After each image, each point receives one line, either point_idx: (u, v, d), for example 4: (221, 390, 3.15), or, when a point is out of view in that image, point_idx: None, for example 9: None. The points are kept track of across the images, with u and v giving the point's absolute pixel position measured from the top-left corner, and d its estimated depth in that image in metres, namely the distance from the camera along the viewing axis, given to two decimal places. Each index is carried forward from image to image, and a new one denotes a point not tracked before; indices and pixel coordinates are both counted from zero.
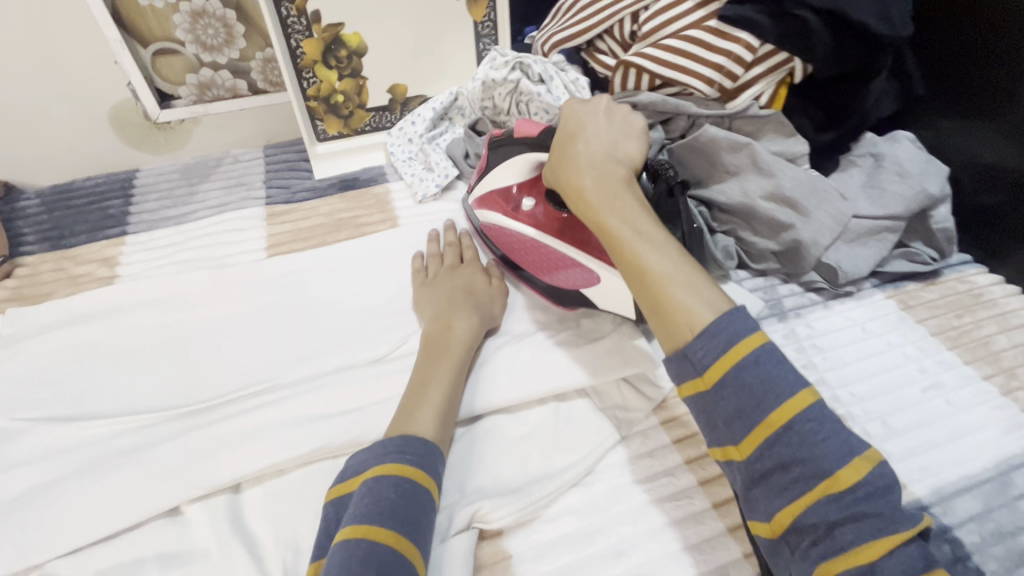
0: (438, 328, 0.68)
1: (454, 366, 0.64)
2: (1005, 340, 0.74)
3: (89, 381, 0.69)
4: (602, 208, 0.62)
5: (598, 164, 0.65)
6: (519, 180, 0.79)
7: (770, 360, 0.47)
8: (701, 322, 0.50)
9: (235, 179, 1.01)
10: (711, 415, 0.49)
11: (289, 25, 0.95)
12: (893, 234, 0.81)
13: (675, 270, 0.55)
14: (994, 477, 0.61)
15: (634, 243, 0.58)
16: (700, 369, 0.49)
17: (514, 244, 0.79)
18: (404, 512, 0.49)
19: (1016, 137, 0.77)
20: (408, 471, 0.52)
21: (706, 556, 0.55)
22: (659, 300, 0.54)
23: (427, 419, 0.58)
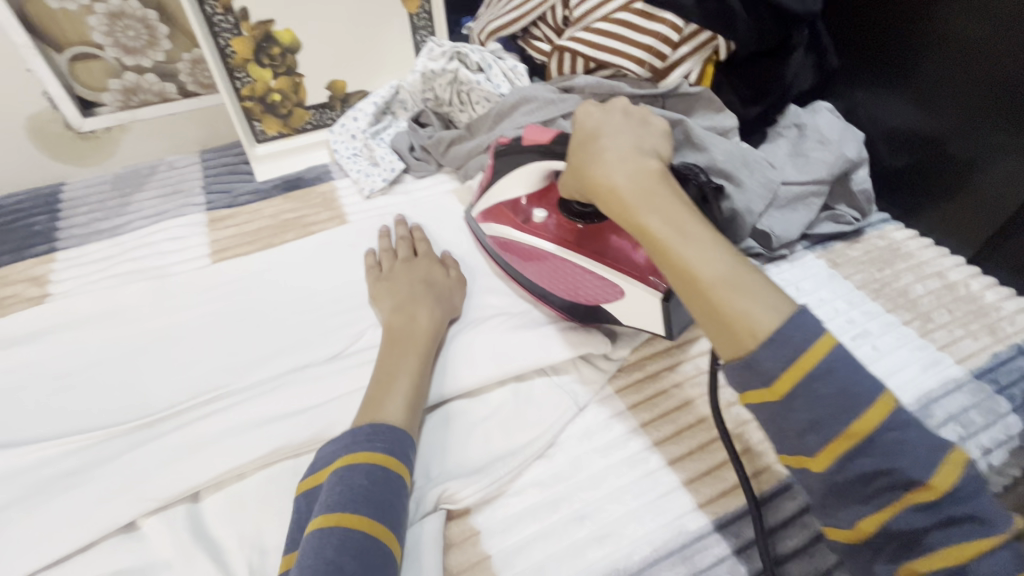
0: (402, 321, 0.67)
1: (420, 356, 0.64)
2: (921, 288, 0.81)
3: (26, 405, 0.66)
4: (637, 207, 0.51)
5: (626, 155, 0.55)
6: (527, 192, 0.73)
7: (838, 366, 0.41)
8: (770, 332, 0.43)
9: (171, 187, 0.97)
10: (781, 423, 0.43)
11: (215, 23, 0.91)
12: (818, 198, 0.87)
13: (733, 273, 0.46)
14: (916, 411, 0.67)
15: (678, 247, 0.48)
16: (768, 382, 0.43)
17: (529, 261, 0.73)
18: (378, 498, 0.49)
19: (923, 102, 0.84)
20: (379, 457, 0.52)
21: (665, 511, 0.58)
22: (719, 313, 0.45)
23: (395, 408, 0.58)
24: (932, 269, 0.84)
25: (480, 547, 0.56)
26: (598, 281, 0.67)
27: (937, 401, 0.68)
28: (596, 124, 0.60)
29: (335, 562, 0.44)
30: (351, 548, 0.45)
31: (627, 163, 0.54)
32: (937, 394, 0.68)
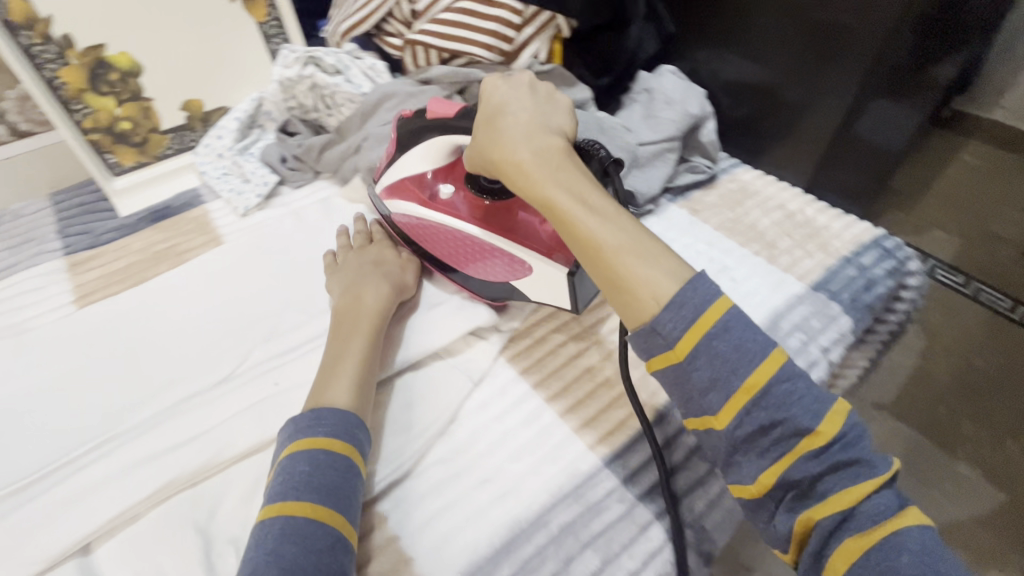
0: (346, 300, 0.68)
1: (364, 335, 0.64)
2: (767, 220, 0.91)
3: None
4: (546, 182, 0.53)
5: (535, 135, 0.57)
6: (434, 167, 0.72)
7: (729, 321, 0.46)
8: (671, 297, 0.46)
9: (21, 237, 0.90)
10: (654, 349, 0.48)
11: (35, 54, 0.83)
12: (673, 153, 0.94)
13: (632, 242, 0.49)
14: (768, 327, 0.76)
15: (585, 219, 0.51)
16: (671, 343, 0.46)
17: (437, 240, 0.74)
18: (321, 483, 0.50)
19: (751, 56, 0.93)
20: (321, 442, 0.52)
21: (561, 459, 0.62)
22: (623, 286, 0.49)
23: (343, 388, 0.58)
24: (776, 202, 0.94)
25: (389, 531, 0.58)
26: (507, 257, 0.68)
27: (784, 316, 0.77)
28: (503, 103, 0.60)
29: (275, 551, 0.45)
30: (292, 536, 0.46)
31: (534, 142, 0.55)
32: (785, 310, 0.78)
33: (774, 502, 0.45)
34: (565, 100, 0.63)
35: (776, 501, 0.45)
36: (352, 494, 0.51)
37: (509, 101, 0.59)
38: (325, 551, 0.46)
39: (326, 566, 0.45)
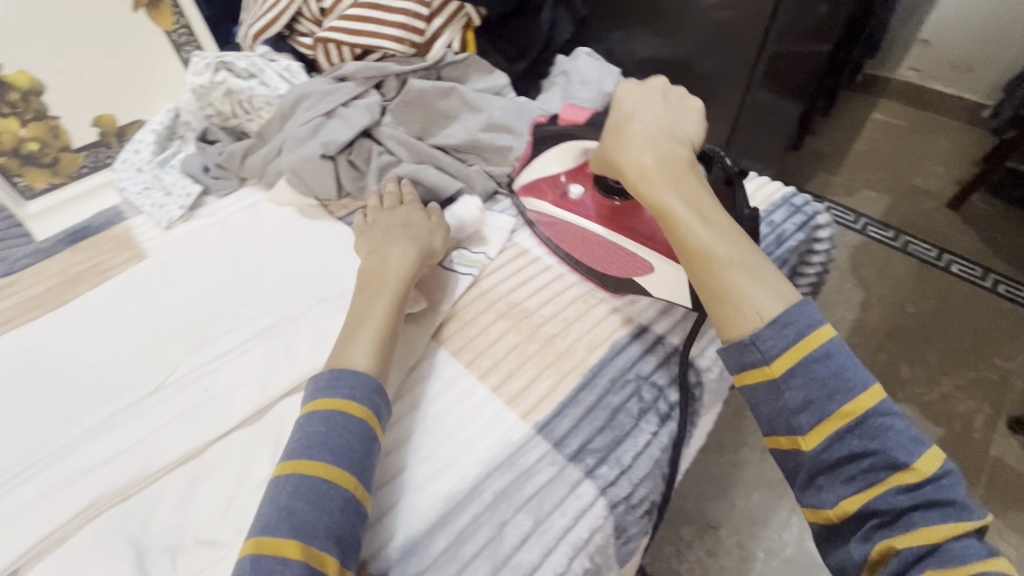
0: (374, 262, 0.57)
1: (388, 300, 0.53)
2: None
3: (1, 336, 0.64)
4: (660, 193, 0.49)
5: (660, 143, 0.52)
6: (565, 167, 0.67)
7: (889, 419, 0.38)
8: (770, 325, 0.41)
9: None
10: (776, 410, 0.42)
11: None
12: None
13: (748, 255, 0.45)
14: None
15: (696, 231, 0.46)
16: (768, 357, 0.41)
17: (590, 246, 0.63)
18: (334, 444, 0.43)
19: None
20: (335, 404, 0.45)
21: None
22: (711, 276, 0.45)
23: (362, 349, 0.49)
24: None
25: None
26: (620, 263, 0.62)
27: None
28: (634, 104, 0.56)
29: (287, 507, 0.40)
30: (306, 495, 0.40)
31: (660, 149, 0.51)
32: None
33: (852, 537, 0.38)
34: (696, 106, 0.57)
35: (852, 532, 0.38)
36: (371, 455, 0.44)
37: (640, 108, 0.55)
38: (337, 512, 0.40)
39: (341, 529, 0.39)
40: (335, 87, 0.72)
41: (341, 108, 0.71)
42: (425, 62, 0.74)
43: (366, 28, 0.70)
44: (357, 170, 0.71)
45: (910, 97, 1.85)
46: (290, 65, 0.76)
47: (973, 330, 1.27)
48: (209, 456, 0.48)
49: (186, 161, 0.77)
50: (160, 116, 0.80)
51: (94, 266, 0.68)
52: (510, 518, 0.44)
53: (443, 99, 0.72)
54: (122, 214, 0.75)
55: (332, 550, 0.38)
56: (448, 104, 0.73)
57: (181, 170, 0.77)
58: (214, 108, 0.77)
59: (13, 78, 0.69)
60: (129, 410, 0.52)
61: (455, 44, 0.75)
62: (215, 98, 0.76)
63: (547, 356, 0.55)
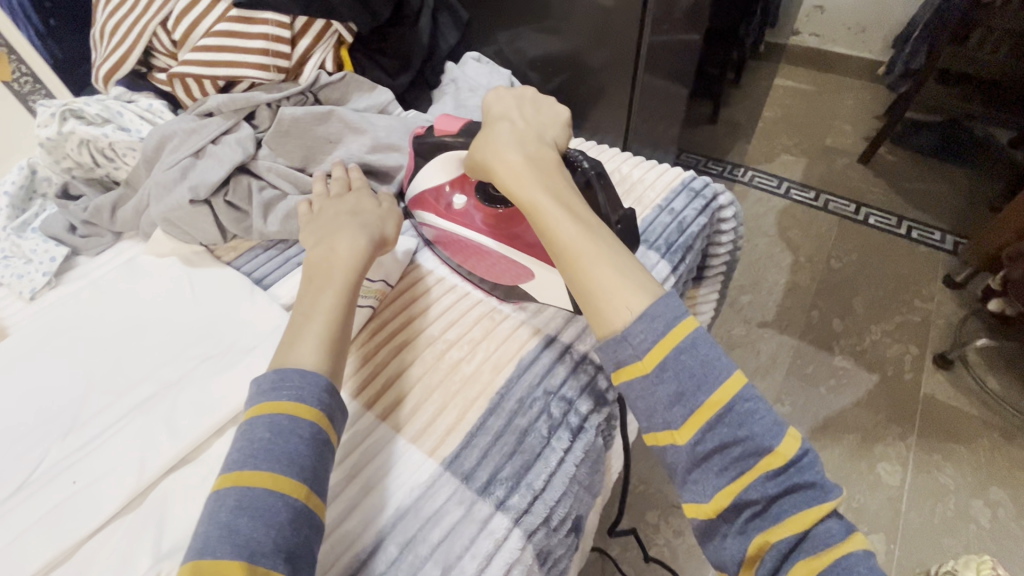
0: (321, 251, 0.54)
1: (339, 290, 0.50)
2: None
3: None
4: (529, 191, 0.51)
5: (528, 145, 0.54)
6: (450, 177, 0.62)
7: (751, 405, 0.41)
8: (638, 318, 0.44)
9: None
10: (650, 404, 0.43)
11: None
12: None
13: (614, 250, 0.48)
14: None
15: (564, 227, 0.48)
16: (641, 352, 0.43)
17: (474, 258, 0.61)
18: (281, 451, 0.40)
19: None
20: (282, 408, 0.42)
21: None
22: (580, 272, 0.47)
23: (309, 347, 0.46)
24: None
25: None
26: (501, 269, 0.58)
27: None
28: (503, 113, 0.59)
29: (228, 524, 0.37)
30: (248, 511, 0.37)
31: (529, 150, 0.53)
32: None
33: (726, 528, 0.40)
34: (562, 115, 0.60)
35: (729, 523, 0.40)
36: (323, 460, 0.42)
37: (510, 114, 0.58)
38: (286, 525, 0.37)
39: (291, 542, 0.36)
40: (199, 124, 0.67)
41: (210, 145, 0.66)
42: (298, 86, 0.69)
43: (222, 57, 0.65)
44: (239, 210, 0.66)
45: (813, 62, 1.93)
46: (151, 105, 0.71)
47: (894, 276, 1.34)
48: (77, 560, 0.44)
49: (47, 222, 0.70)
50: (13, 175, 0.73)
51: None
52: (419, 570, 0.41)
53: (321, 124, 0.68)
54: None
55: (281, 566, 0.35)
56: (328, 128, 0.69)
57: (43, 232, 0.70)
58: (72, 160, 0.70)
59: None
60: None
61: (329, 64, 0.71)
62: (70, 150, 0.69)
63: (450, 386, 0.53)
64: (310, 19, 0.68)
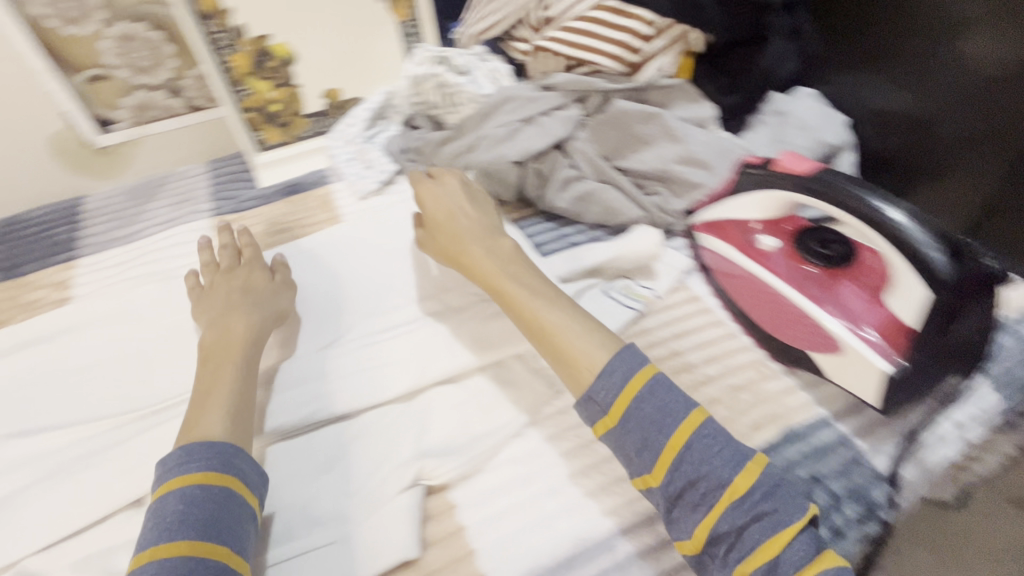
0: (216, 332, 0.54)
1: (242, 367, 0.51)
2: None
3: None
4: (494, 276, 0.53)
5: (475, 234, 0.57)
6: (763, 216, 0.59)
7: (711, 439, 0.41)
8: (601, 372, 0.44)
9: None
10: (626, 450, 0.43)
11: None
12: None
13: (570, 317, 0.49)
14: None
15: (531, 303, 0.50)
16: (605, 407, 0.44)
17: (766, 306, 0.57)
18: (196, 517, 0.39)
19: None
20: (191, 480, 0.41)
21: None
22: (553, 343, 0.48)
23: (216, 413, 0.46)
24: None
25: None
26: (797, 329, 0.55)
27: None
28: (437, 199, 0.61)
29: None
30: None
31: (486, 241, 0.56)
32: None
33: (717, 559, 0.39)
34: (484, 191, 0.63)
35: (715, 559, 0.39)
36: (239, 521, 0.40)
37: (433, 199, 0.61)
38: None
39: None
40: (539, 95, 0.72)
41: (541, 117, 0.72)
42: (633, 82, 0.71)
43: (585, 42, 0.69)
44: (541, 181, 0.72)
45: None
46: (499, 68, 0.79)
47: None
48: (363, 422, 0.53)
49: (390, 142, 0.84)
50: (376, 97, 0.88)
51: (299, 221, 0.78)
52: None
53: (643, 123, 0.69)
54: (326, 177, 0.85)
55: None
56: (647, 128, 0.69)
57: (384, 148, 0.85)
58: (423, 97, 0.82)
59: (275, 49, 0.81)
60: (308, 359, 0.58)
61: (669, 67, 0.71)
62: (426, 88, 0.81)
63: None
64: (673, 21, 0.68)
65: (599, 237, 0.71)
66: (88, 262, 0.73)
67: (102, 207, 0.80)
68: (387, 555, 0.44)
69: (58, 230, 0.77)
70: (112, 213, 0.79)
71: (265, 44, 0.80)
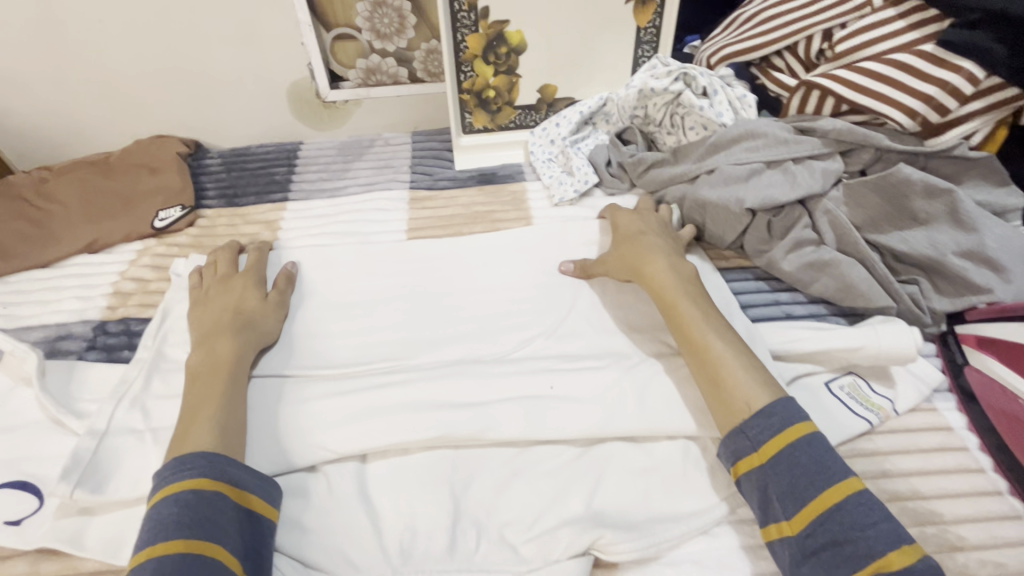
0: (200, 354, 0.51)
1: (229, 382, 0.49)
2: None
3: (424, 230, 0.73)
4: (670, 291, 0.54)
5: (659, 251, 0.59)
6: None
7: (868, 509, 0.38)
8: (760, 412, 0.44)
9: None
10: (766, 496, 0.41)
11: None
12: None
13: (736, 350, 0.48)
14: None
15: (702, 327, 0.50)
16: (756, 445, 0.43)
17: None
18: (188, 519, 0.39)
19: None
20: (184, 485, 0.41)
21: None
22: (710, 369, 0.47)
23: (203, 432, 0.45)
24: None
25: None
26: None
27: None
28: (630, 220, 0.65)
29: None
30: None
31: (673, 259, 0.57)
32: None
33: None
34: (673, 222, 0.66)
35: None
36: (232, 519, 0.40)
37: (627, 219, 0.64)
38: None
39: None
40: (793, 138, 0.63)
41: (791, 163, 0.62)
42: (920, 145, 0.59)
43: (876, 88, 0.58)
44: (768, 233, 0.63)
45: None
46: (745, 95, 0.70)
47: None
48: (532, 454, 0.48)
49: (595, 152, 0.79)
50: (590, 100, 0.82)
51: (490, 213, 0.76)
52: None
53: (924, 199, 0.57)
54: (521, 173, 0.83)
55: None
56: (926, 207, 0.57)
57: (588, 157, 0.79)
58: (644, 112, 0.76)
59: (510, 35, 0.79)
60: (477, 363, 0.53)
61: (976, 137, 0.58)
62: (652, 104, 0.74)
63: None
64: (1005, 83, 0.54)
65: (821, 313, 0.60)
66: (297, 207, 0.77)
67: (316, 156, 0.85)
68: None
69: (277, 169, 0.83)
70: (323, 164, 0.83)
71: (503, 29, 0.79)
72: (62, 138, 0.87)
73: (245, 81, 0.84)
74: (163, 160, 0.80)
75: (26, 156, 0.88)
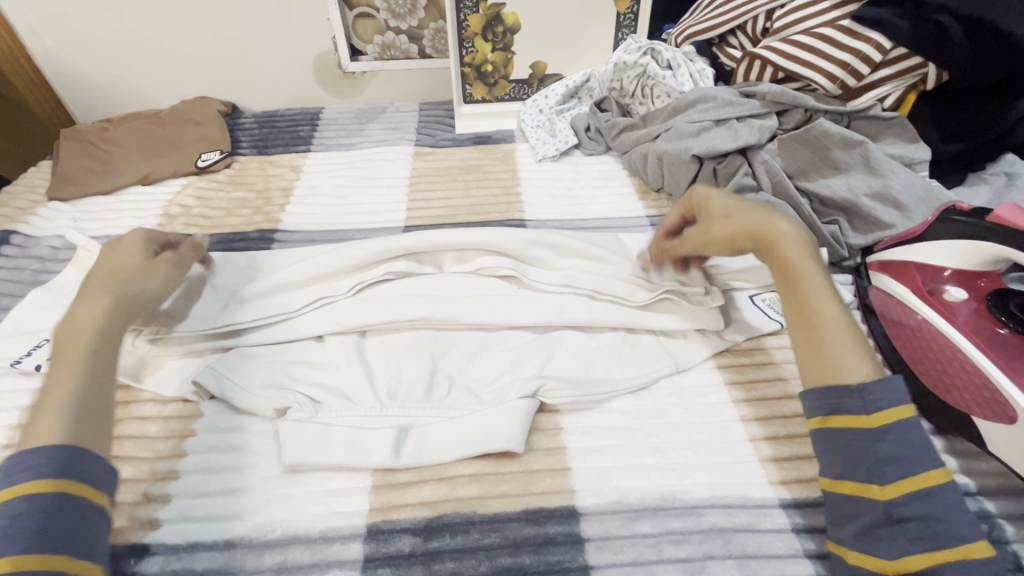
0: (62, 329, 0.46)
1: (85, 360, 0.44)
2: None
3: (425, 178, 0.85)
4: (788, 257, 0.49)
5: (774, 210, 0.52)
6: (957, 266, 0.56)
7: (959, 497, 0.39)
8: (877, 383, 0.43)
9: None
10: (859, 456, 0.41)
11: None
12: None
13: (849, 325, 0.46)
14: None
15: (821, 300, 0.47)
16: (868, 409, 0.42)
17: (933, 358, 0.54)
18: (19, 533, 0.35)
19: None
20: (18, 492, 0.37)
21: None
22: (823, 338, 0.45)
23: (52, 419, 0.40)
24: None
25: None
26: (967, 390, 0.50)
27: None
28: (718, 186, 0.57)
29: None
30: None
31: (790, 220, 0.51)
32: None
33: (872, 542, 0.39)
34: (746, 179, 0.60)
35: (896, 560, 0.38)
36: (73, 530, 0.36)
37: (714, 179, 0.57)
38: None
39: None
40: (738, 100, 0.74)
41: (734, 121, 0.73)
42: (843, 106, 0.70)
43: (803, 56, 0.69)
44: (715, 180, 0.74)
45: None
46: (704, 69, 0.81)
47: None
48: (497, 336, 0.59)
49: (576, 118, 0.91)
50: (575, 76, 0.94)
51: (482, 167, 0.87)
52: (719, 556, 0.43)
53: (843, 149, 0.68)
54: (512, 137, 0.94)
55: None
56: (846, 156, 0.68)
57: (571, 123, 0.91)
58: (619, 84, 0.87)
59: (506, 17, 0.92)
60: (464, 259, 0.65)
61: (888, 100, 0.68)
62: (626, 76, 0.85)
63: None
64: (909, 53, 0.65)
65: None
66: (317, 157, 0.90)
67: (336, 118, 0.98)
68: (492, 443, 0.48)
69: (301, 128, 0.96)
70: (341, 125, 0.96)
71: (500, 11, 0.91)
72: (121, 96, 1.01)
73: (277, 51, 0.97)
74: (204, 115, 0.93)
75: (89, 111, 1.02)
